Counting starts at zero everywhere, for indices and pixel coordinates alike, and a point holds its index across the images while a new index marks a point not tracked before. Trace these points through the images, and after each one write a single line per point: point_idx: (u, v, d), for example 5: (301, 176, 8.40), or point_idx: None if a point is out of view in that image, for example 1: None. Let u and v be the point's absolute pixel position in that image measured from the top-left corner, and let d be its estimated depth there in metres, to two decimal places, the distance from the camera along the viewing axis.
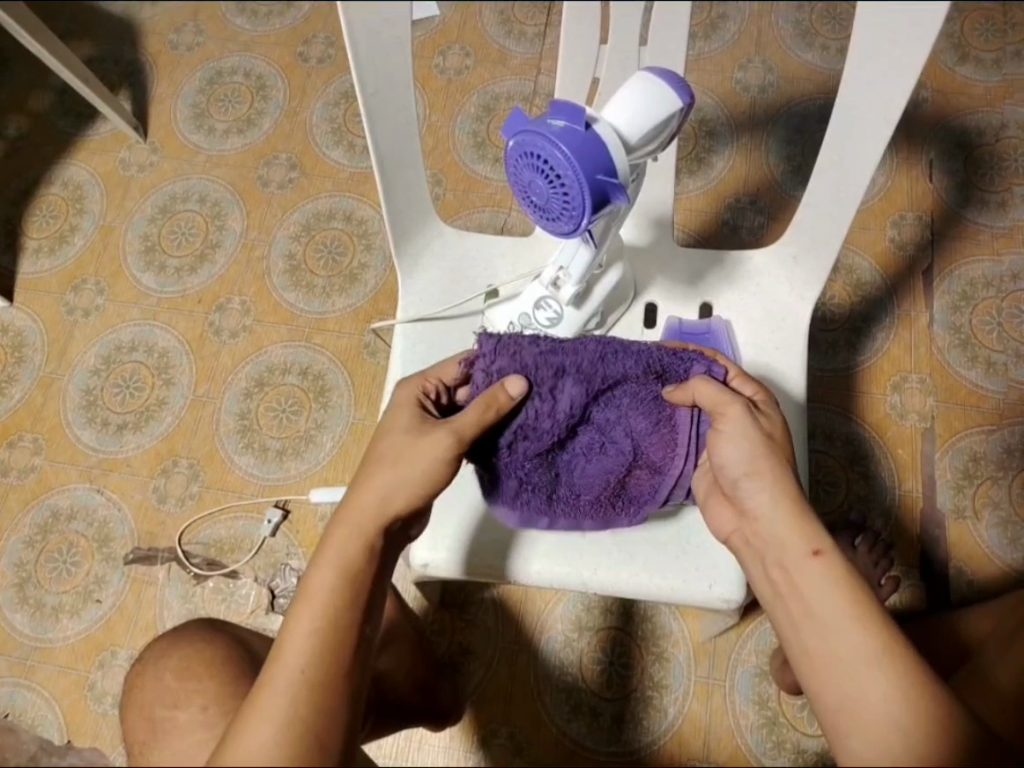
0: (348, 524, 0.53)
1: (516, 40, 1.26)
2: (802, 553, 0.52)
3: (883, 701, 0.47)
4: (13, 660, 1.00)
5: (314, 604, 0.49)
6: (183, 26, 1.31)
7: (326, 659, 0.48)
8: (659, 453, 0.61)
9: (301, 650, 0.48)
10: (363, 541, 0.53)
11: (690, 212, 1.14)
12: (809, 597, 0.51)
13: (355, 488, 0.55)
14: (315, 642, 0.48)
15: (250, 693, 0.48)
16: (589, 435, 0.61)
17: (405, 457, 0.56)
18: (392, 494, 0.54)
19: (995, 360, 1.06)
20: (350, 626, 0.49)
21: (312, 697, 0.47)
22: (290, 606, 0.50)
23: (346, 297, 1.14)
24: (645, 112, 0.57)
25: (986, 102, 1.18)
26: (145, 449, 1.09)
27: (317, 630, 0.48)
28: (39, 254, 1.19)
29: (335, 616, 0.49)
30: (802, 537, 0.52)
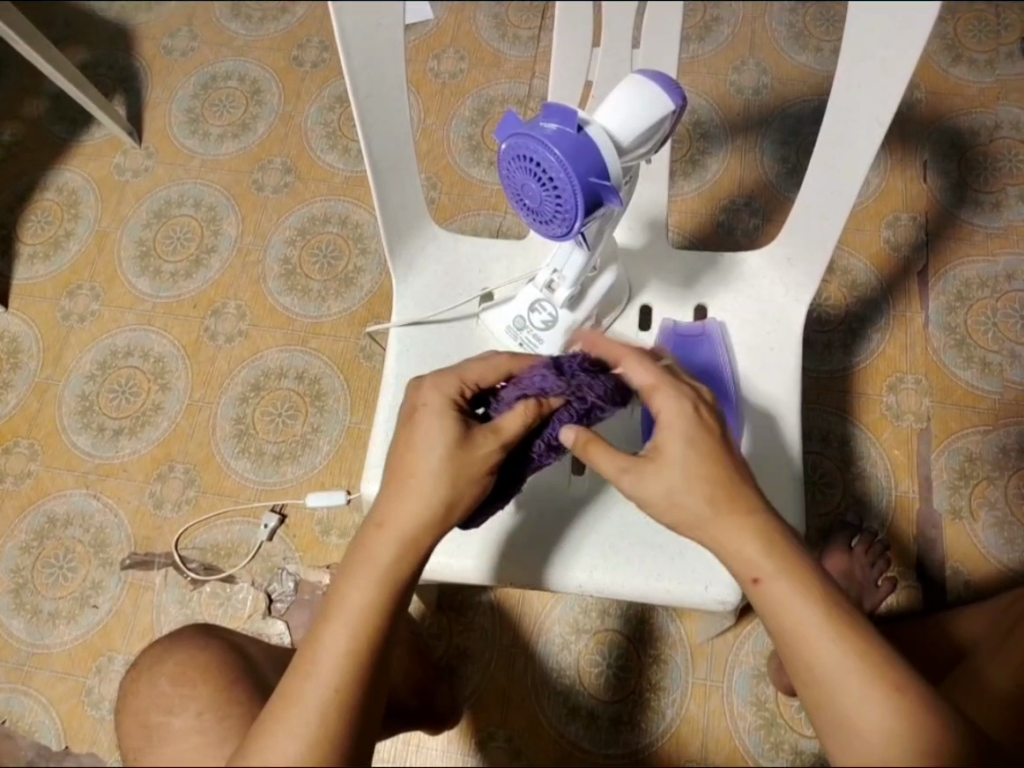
0: (393, 536, 0.52)
1: (510, 44, 1.26)
2: (744, 579, 0.52)
3: (862, 707, 0.47)
4: (9, 667, 1.00)
5: (347, 621, 0.50)
6: (177, 32, 1.31)
7: (353, 677, 0.49)
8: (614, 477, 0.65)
9: (332, 670, 0.49)
10: (404, 556, 0.52)
11: (685, 214, 1.14)
12: (773, 617, 0.51)
13: (391, 489, 0.53)
14: (345, 660, 0.50)
15: (276, 695, 0.50)
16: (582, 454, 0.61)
17: (461, 474, 0.53)
18: (450, 510, 0.53)
19: (991, 360, 1.06)
20: (381, 642, 0.51)
21: (338, 712, 0.49)
22: (322, 611, 0.52)
23: (342, 301, 1.14)
24: (636, 115, 0.57)
25: (981, 102, 1.18)
26: (141, 455, 1.09)
27: (347, 648, 0.50)
28: (34, 260, 1.19)
29: (366, 633, 0.50)
30: (741, 563, 0.51)
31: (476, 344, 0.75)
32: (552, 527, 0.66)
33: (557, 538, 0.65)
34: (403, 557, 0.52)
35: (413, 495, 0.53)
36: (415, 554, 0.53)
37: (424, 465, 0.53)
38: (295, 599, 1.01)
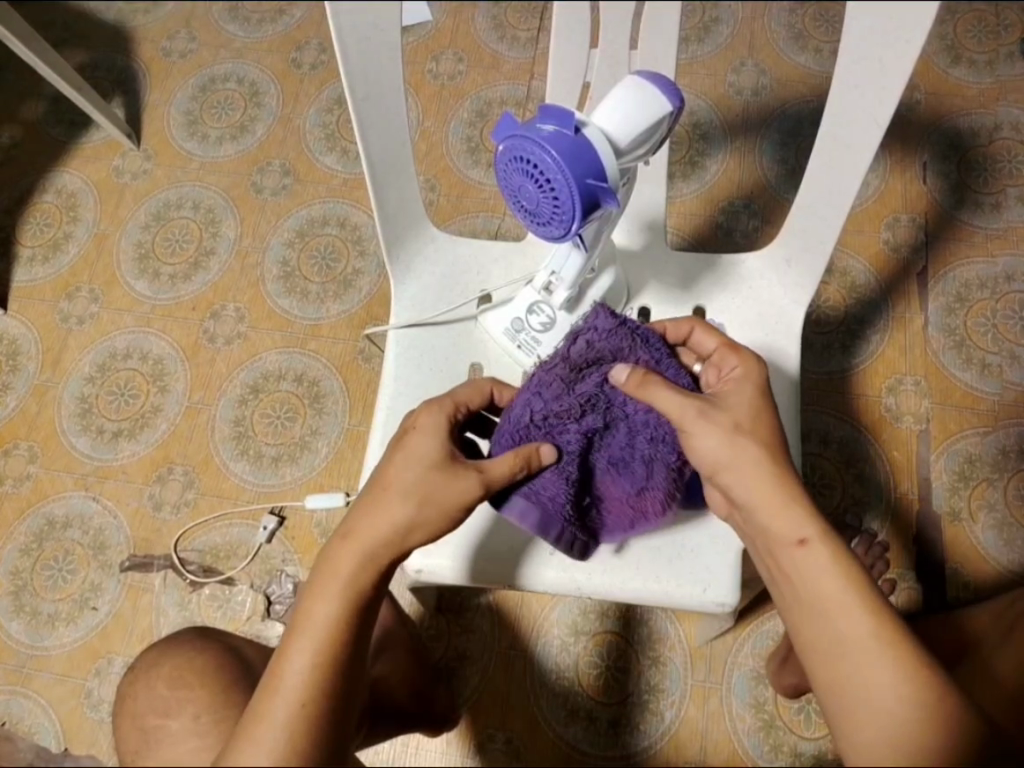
0: (358, 548, 0.52)
1: (509, 45, 1.26)
2: (787, 541, 0.52)
3: (892, 696, 0.47)
4: (9, 669, 1.00)
5: (315, 634, 0.50)
6: (175, 34, 1.31)
7: (323, 690, 0.49)
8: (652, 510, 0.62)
9: (300, 682, 0.48)
10: (371, 568, 0.52)
11: (684, 215, 1.14)
12: (809, 586, 0.50)
13: (362, 506, 0.54)
14: (314, 674, 0.49)
15: (244, 714, 0.49)
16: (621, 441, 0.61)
17: (433, 493, 0.53)
18: (412, 527, 0.53)
19: (990, 362, 1.05)
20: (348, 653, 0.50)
21: (308, 724, 0.48)
22: (288, 628, 0.51)
23: (340, 303, 1.14)
24: (634, 117, 0.57)
25: (980, 103, 1.17)
26: (140, 457, 1.09)
27: (314, 658, 0.49)
28: (33, 262, 1.19)
29: (335, 644, 0.50)
30: (787, 525, 0.52)
31: (474, 345, 0.75)
32: None
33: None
34: (369, 570, 0.52)
35: (383, 508, 0.53)
36: (378, 569, 0.53)
37: (398, 485, 0.54)
38: (294, 601, 1.01)
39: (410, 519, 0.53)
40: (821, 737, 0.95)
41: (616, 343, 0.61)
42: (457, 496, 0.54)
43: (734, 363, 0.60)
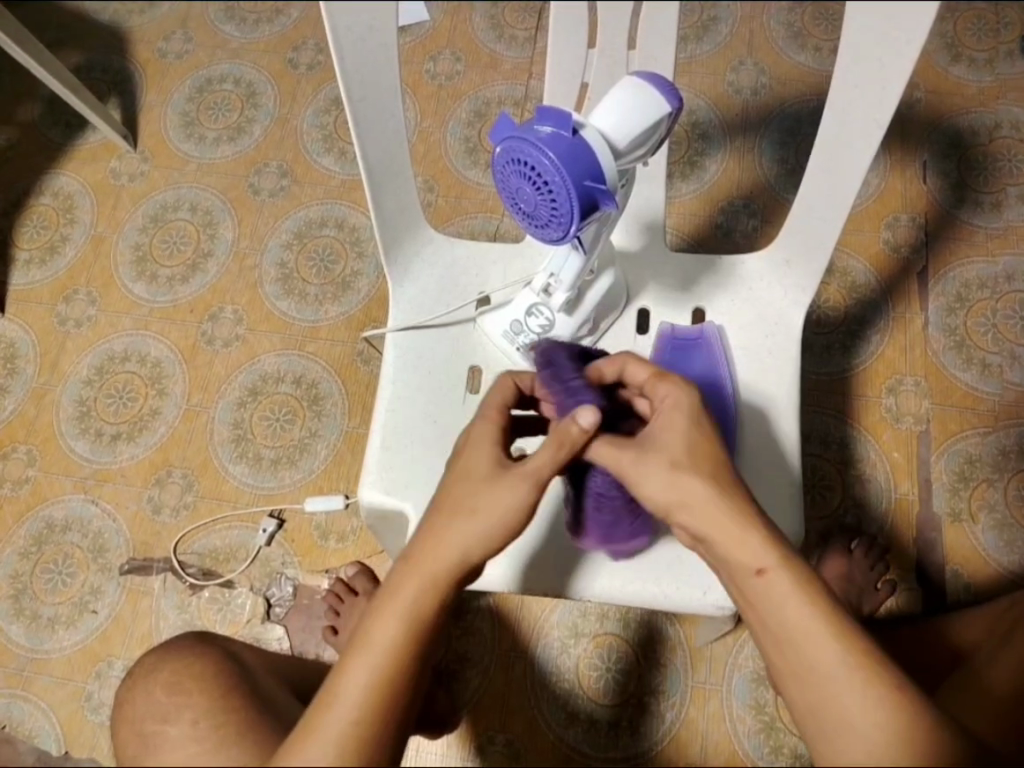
0: (423, 575, 0.52)
1: (507, 45, 1.25)
2: (747, 571, 0.51)
3: (872, 725, 0.47)
4: (9, 673, 1.00)
5: (372, 653, 0.50)
6: (171, 35, 1.30)
7: (375, 712, 0.49)
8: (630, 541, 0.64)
9: (354, 701, 0.48)
10: (434, 595, 0.52)
11: (683, 215, 1.13)
12: (777, 616, 0.50)
13: (425, 529, 0.53)
14: (366, 694, 0.49)
15: (296, 726, 0.49)
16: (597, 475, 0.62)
17: (480, 507, 0.53)
18: (469, 548, 0.52)
19: (990, 362, 1.05)
20: (405, 681, 0.50)
21: (357, 744, 0.48)
22: (350, 644, 0.51)
23: (339, 305, 1.14)
24: (633, 118, 0.56)
25: (980, 102, 1.17)
26: (138, 460, 1.08)
27: (367, 685, 0.49)
28: (30, 265, 1.19)
29: (389, 673, 0.49)
30: (747, 554, 0.51)
31: (475, 347, 0.75)
32: (554, 532, 0.66)
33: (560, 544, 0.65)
34: (433, 597, 0.52)
35: (447, 535, 0.52)
36: (444, 592, 0.52)
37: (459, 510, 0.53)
38: (294, 604, 1.01)
39: (474, 547, 0.52)
40: None
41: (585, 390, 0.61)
42: (517, 511, 0.53)
43: (665, 392, 0.57)
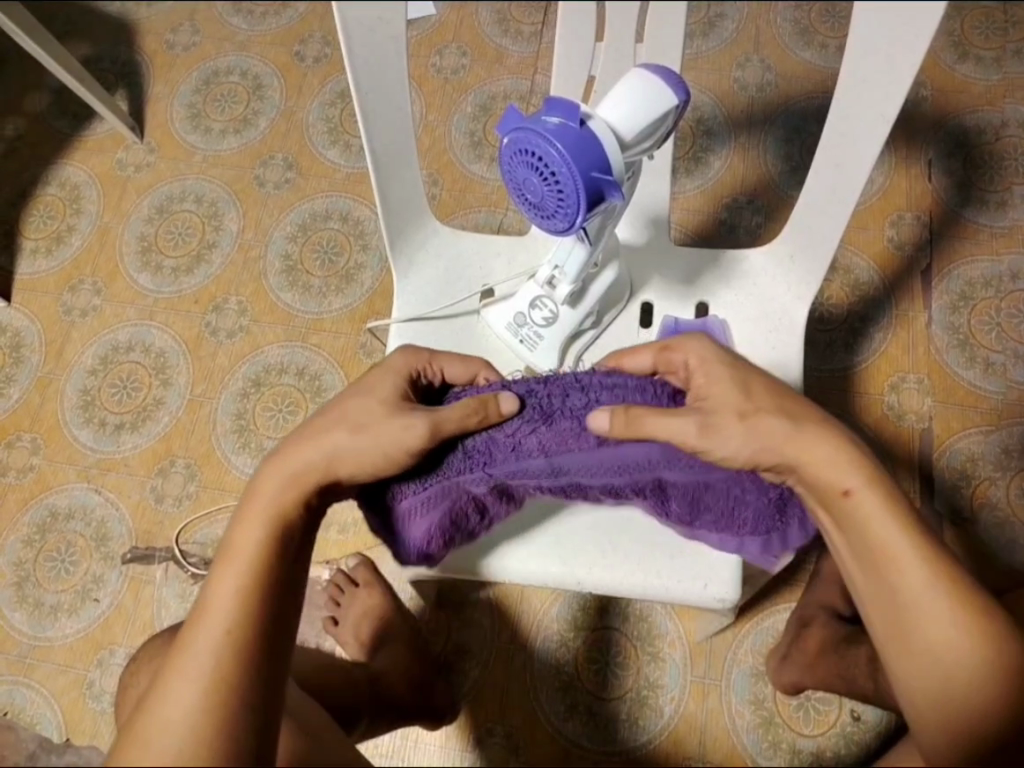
0: (281, 476, 0.55)
1: (513, 40, 1.25)
2: (834, 491, 0.53)
3: (949, 640, 0.51)
4: (11, 660, 1.01)
5: (238, 558, 0.52)
6: (179, 27, 1.31)
7: (246, 615, 0.50)
8: (775, 531, 0.61)
9: (225, 610, 0.50)
10: (293, 490, 0.55)
11: (687, 211, 1.14)
12: (865, 534, 0.53)
13: (295, 441, 0.57)
14: (237, 599, 0.51)
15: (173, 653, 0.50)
16: (675, 472, 0.58)
17: (365, 424, 0.56)
18: (339, 454, 0.56)
19: (993, 361, 1.05)
20: (273, 577, 0.52)
21: (232, 648, 0.49)
22: (217, 560, 0.53)
23: (342, 297, 1.14)
24: (640, 110, 0.57)
25: (986, 100, 1.17)
26: (142, 450, 1.09)
27: (241, 584, 0.51)
28: (36, 255, 1.19)
29: (258, 567, 0.52)
30: (832, 478, 0.53)
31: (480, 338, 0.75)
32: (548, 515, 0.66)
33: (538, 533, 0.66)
34: (292, 494, 0.55)
35: (317, 439, 0.56)
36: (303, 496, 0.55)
37: (337, 430, 0.56)
38: None
39: (340, 447, 0.56)
40: (820, 733, 0.96)
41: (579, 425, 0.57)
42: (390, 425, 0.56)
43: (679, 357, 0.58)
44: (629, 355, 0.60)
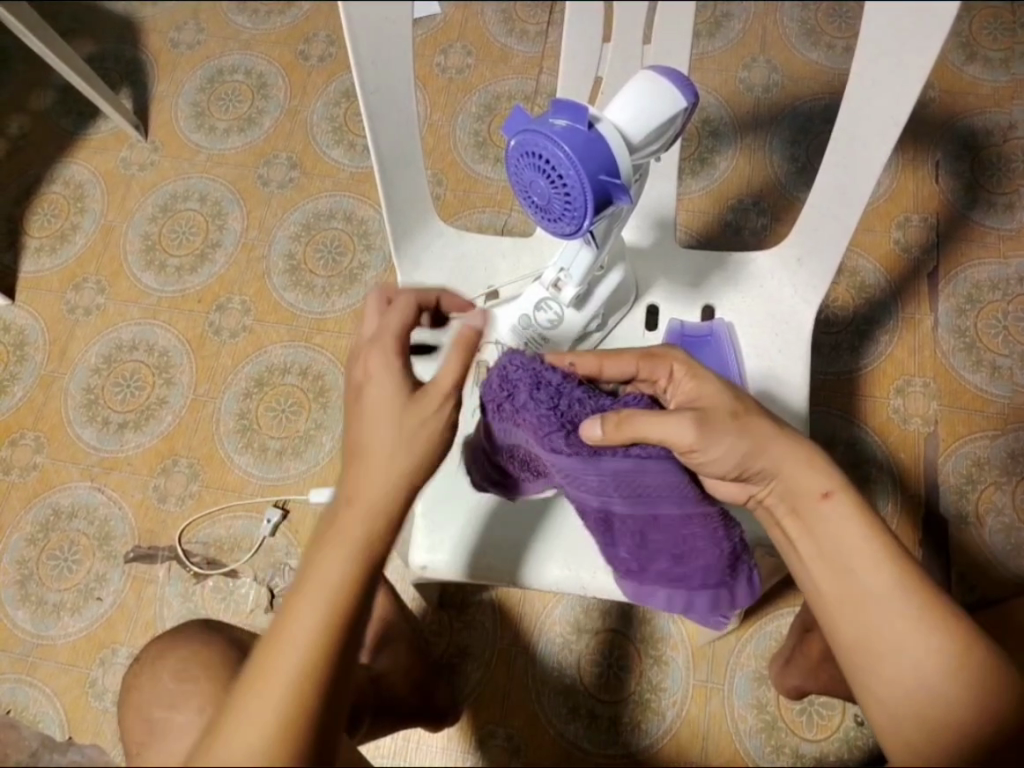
0: (363, 501, 0.49)
1: (518, 40, 1.25)
2: (812, 494, 0.56)
3: (917, 639, 0.52)
4: (14, 658, 1.01)
5: (318, 588, 0.47)
6: (183, 25, 1.31)
7: (327, 649, 0.46)
8: (724, 587, 0.65)
9: (304, 642, 0.46)
10: (376, 517, 0.49)
11: (692, 213, 1.13)
12: (832, 537, 0.55)
13: (363, 460, 0.50)
14: (317, 632, 0.46)
15: (244, 675, 0.47)
16: (624, 505, 0.58)
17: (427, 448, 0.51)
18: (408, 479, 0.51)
19: (999, 365, 1.04)
20: (354, 609, 0.48)
21: (312, 681, 0.46)
22: (294, 583, 0.48)
23: (345, 298, 1.14)
24: (650, 112, 0.56)
25: (994, 102, 1.16)
26: (145, 449, 1.09)
27: (326, 623, 0.47)
28: (40, 253, 1.19)
29: (346, 602, 0.47)
30: (808, 485, 0.56)
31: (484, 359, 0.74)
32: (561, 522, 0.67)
33: (559, 525, 0.67)
34: (374, 520, 0.49)
35: (374, 461, 0.50)
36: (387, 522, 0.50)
37: (375, 440, 0.50)
38: None
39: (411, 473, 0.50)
40: (822, 738, 0.95)
41: (541, 417, 0.55)
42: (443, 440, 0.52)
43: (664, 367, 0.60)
44: (612, 357, 0.60)
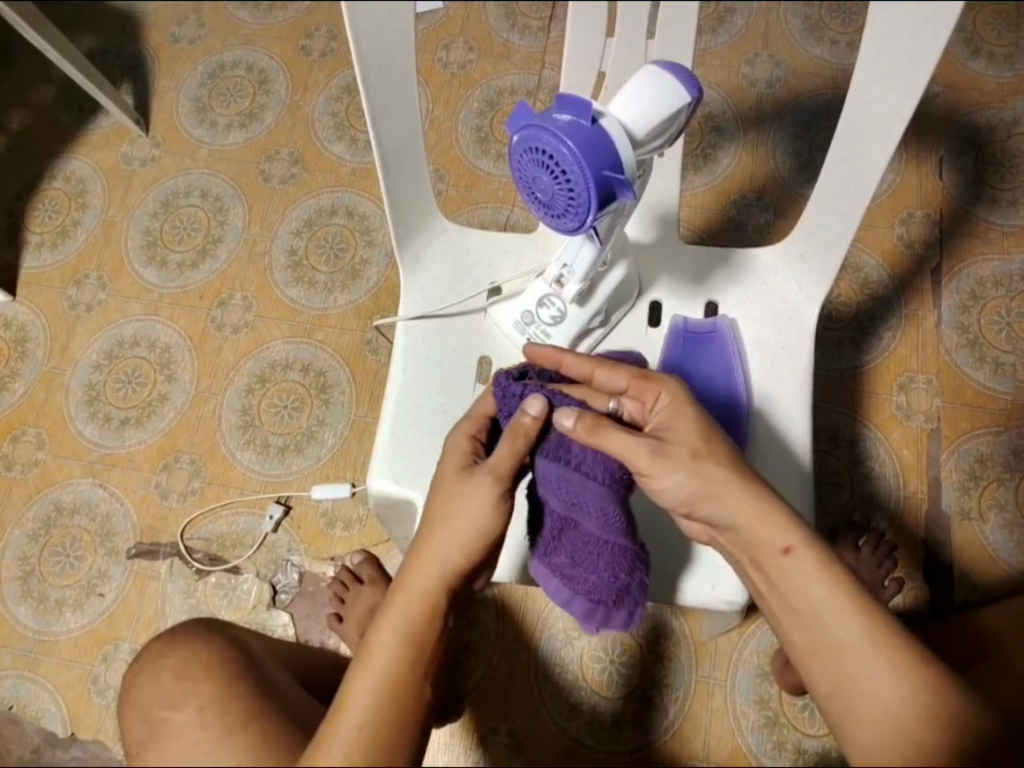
0: (415, 586, 0.55)
1: (520, 34, 1.24)
2: (773, 550, 0.55)
3: (887, 686, 0.51)
4: (16, 654, 1.01)
5: (376, 661, 0.51)
6: (184, 20, 1.30)
7: (384, 718, 0.50)
8: (602, 609, 0.62)
9: (362, 709, 0.50)
10: (429, 600, 0.54)
11: (695, 209, 1.13)
12: (798, 589, 0.54)
13: (417, 546, 0.57)
14: (374, 701, 0.50)
15: (309, 747, 0.50)
16: (557, 501, 0.59)
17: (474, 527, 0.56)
18: (450, 553, 0.56)
19: (1003, 361, 1.04)
20: (411, 685, 0.51)
21: (369, 749, 0.49)
22: (354, 661, 0.53)
23: (348, 294, 1.14)
24: (655, 108, 0.56)
25: (998, 97, 1.16)
26: (147, 445, 1.09)
27: (378, 694, 0.50)
28: (41, 249, 1.19)
29: (399, 679, 0.51)
30: (771, 539, 0.55)
31: (487, 355, 0.74)
32: None
33: None
34: (428, 605, 0.54)
35: (429, 550, 0.56)
36: (439, 608, 0.55)
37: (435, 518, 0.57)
38: (300, 591, 1.02)
39: (456, 558, 0.56)
40: (825, 734, 0.95)
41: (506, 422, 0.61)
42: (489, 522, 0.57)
43: (657, 394, 0.59)
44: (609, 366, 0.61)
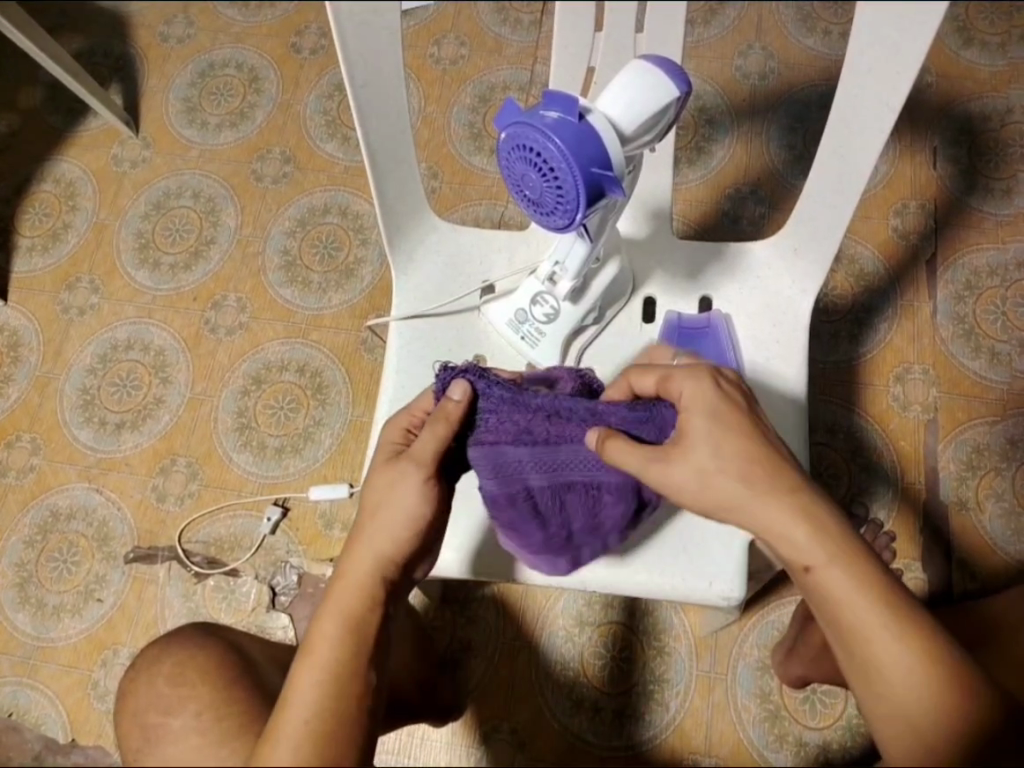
0: (350, 579, 0.54)
1: (512, 29, 1.24)
2: (796, 568, 0.52)
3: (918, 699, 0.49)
4: (15, 660, 1.00)
5: (317, 654, 0.51)
6: (173, 19, 1.29)
7: (329, 709, 0.49)
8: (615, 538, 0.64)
9: (307, 701, 0.49)
10: (364, 590, 0.53)
11: (690, 203, 1.12)
12: (833, 608, 0.51)
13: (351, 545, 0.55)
14: (318, 693, 0.49)
15: (259, 744, 0.49)
16: (537, 473, 0.58)
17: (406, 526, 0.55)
18: (384, 557, 0.55)
19: (999, 351, 1.04)
20: (356, 672, 0.51)
21: (316, 744, 0.48)
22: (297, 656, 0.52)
23: (342, 294, 1.13)
24: (641, 103, 0.55)
25: (990, 87, 1.15)
26: (143, 449, 1.08)
27: (320, 685, 0.50)
28: (33, 252, 1.18)
29: (340, 669, 0.50)
30: (793, 550, 0.52)
31: (480, 354, 0.74)
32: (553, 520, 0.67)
33: None
34: (365, 595, 0.53)
35: (360, 544, 0.55)
36: (377, 594, 0.54)
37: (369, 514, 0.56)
38: (298, 593, 1.01)
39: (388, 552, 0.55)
40: (826, 726, 0.95)
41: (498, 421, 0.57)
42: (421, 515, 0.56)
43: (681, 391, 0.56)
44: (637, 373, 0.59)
